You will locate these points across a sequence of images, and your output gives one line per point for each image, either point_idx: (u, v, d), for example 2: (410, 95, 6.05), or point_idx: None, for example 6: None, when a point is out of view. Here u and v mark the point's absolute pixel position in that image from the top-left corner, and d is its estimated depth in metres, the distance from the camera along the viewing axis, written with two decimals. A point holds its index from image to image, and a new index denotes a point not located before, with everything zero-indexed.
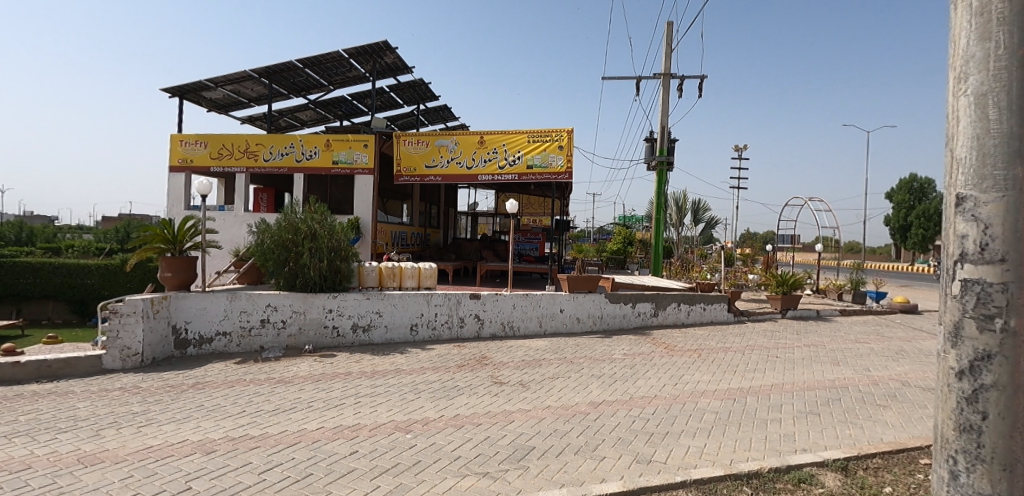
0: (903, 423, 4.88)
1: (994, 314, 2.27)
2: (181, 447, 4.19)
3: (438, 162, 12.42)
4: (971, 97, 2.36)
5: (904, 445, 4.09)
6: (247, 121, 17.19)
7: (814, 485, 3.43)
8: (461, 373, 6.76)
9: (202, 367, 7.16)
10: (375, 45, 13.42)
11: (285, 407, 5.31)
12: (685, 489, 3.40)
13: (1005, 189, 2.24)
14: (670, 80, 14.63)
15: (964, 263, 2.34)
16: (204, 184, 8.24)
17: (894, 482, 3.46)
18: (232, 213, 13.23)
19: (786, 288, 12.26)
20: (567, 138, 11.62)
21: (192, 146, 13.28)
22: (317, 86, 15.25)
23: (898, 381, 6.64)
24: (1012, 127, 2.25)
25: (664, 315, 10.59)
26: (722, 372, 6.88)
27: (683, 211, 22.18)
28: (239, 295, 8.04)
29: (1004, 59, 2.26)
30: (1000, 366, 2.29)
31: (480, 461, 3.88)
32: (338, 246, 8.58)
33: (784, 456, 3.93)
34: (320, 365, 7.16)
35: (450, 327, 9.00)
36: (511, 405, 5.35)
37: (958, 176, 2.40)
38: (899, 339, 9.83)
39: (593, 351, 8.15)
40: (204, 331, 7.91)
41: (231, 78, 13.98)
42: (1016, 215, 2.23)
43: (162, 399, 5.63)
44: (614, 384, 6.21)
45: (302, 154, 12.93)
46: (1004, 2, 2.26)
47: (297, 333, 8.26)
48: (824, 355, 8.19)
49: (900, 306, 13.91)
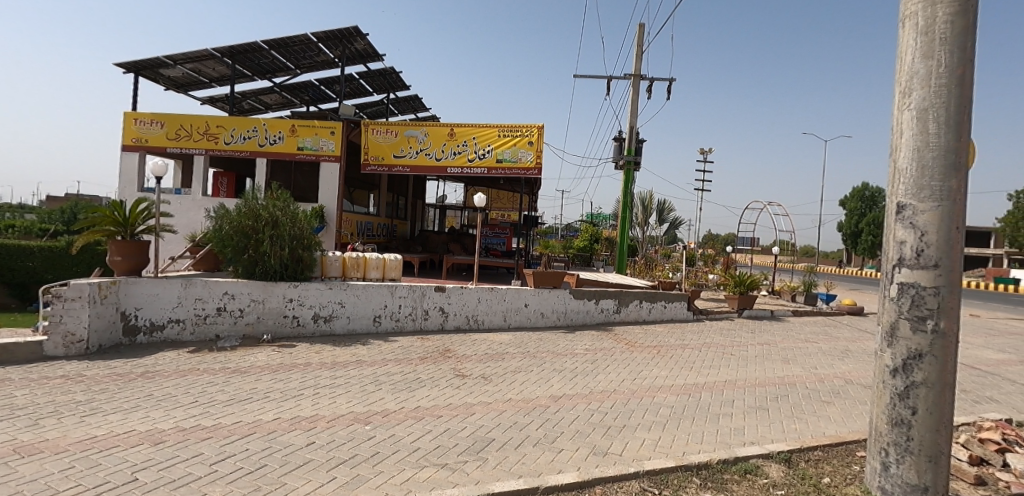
0: (843, 418, 5.14)
1: (926, 316, 2.49)
2: (127, 437, 4.04)
3: (407, 153, 12.26)
4: (914, 112, 2.57)
5: (844, 438, 4.31)
6: (208, 102, 16.58)
7: (758, 476, 3.58)
8: (424, 365, 6.72)
9: (153, 355, 6.89)
10: (346, 30, 13.15)
11: (241, 397, 5.17)
12: (637, 480, 3.49)
13: (940, 199, 2.47)
14: (640, 81, 14.89)
15: (902, 268, 2.56)
16: (158, 165, 7.90)
17: (832, 473, 3.64)
18: (189, 197, 12.78)
19: (743, 288, 12.70)
20: (538, 134, 11.63)
21: (146, 125, 12.70)
22: (283, 69, 14.82)
23: (842, 378, 6.97)
24: (947, 142, 2.48)
25: (626, 312, 10.80)
26: (679, 368, 7.08)
27: (649, 211, 22.41)
28: (194, 282, 7.80)
29: (944, 77, 2.49)
30: (929, 364, 2.50)
31: (439, 453, 3.88)
32: (300, 234, 8.38)
33: (732, 448, 4.09)
34: (279, 356, 7.01)
35: (414, 319, 8.93)
36: (472, 398, 5.37)
37: (900, 185, 2.60)
38: (845, 340, 10.32)
39: (555, 346, 8.22)
40: (155, 318, 7.62)
41: (191, 56, 13.41)
42: (947, 225, 2.46)
43: (109, 388, 5.41)
44: (574, 378, 6.31)
45: (265, 138, 12.55)
46: (946, 24, 2.48)
47: (255, 322, 8.07)
48: (776, 354, 8.51)
49: (848, 308, 14.48)
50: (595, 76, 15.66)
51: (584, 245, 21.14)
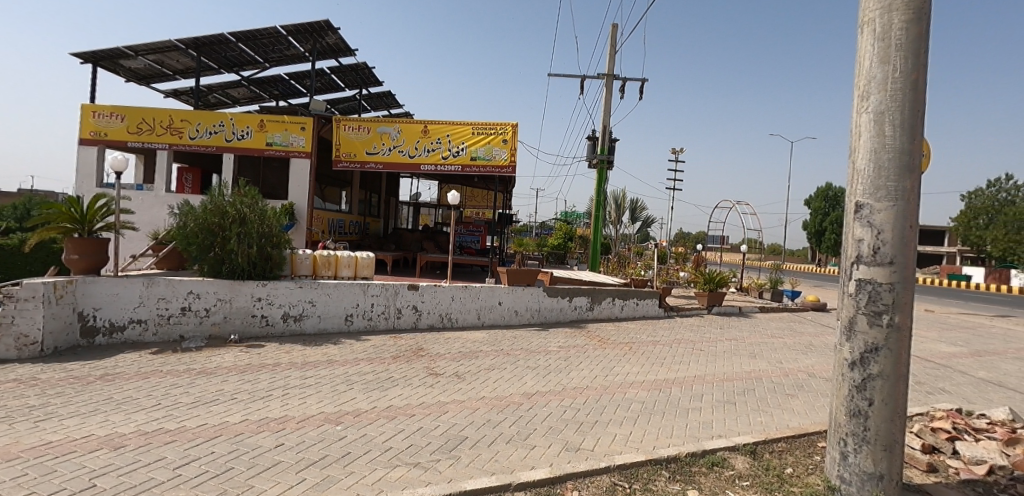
0: (806, 411, 5.32)
1: (882, 311, 2.60)
2: (84, 442, 3.89)
3: (380, 150, 12.11)
4: (871, 115, 2.67)
5: (806, 430, 4.46)
6: (171, 95, 16.05)
7: (725, 468, 3.67)
8: (396, 364, 6.66)
9: (113, 357, 6.64)
10: (317, 24, 12.89)
11: (206, 399, 5.03)
12: (608, 474, 3.54)
13: (895, 199, 2.58)
14: (613, 81, 15.04)
15: (860, 265, 2.66)
16: (118, 159, 7.60)
17: (795, 464, 3.76)
18: (151, 193, 12.34)
19: (712, 285, 12.98)
20: (512, 132, 11.64)
21: (105, 118, 12.21)
22: (251, 62, 14.44)
23: (805, 372, 7.20)
24: (901, 145, 2.59)
25: (599, 309, 10.92)
26: (651, 364, 7.20)
27: (622, 209, 22.68)
28: (157, 281, 7.54)
29: (900, 82, 2.60)
30: (884, 357, 2.61)
31: (411, 452, 3.86)
32: (269, 232, 8.19)
33: (700, 442, 4.19)
34: (246, 356, 6.84)
35: (387, 318, 8.84)
36: (445, 396, 5.35)
37: (857, 186, 2.70)
38: (808, 335, 10.66)
39: (529, 343, 8.26)
40: (115, 319, 7.34)
41: (154, 47, 12.96)
42: (901, 223, 2.57)
43: (65, 391, 5.19)
44: (548, 375, 6.35)
45: (232, 133, 12.21)
46: (901, 31, 2.59)
47: (221, 322, 7.85)
48: (743, 349, 8.73)
49: (812, 304, 14.95)
50: (569, 75, 15.77)
51: (559, 243, 21.25)
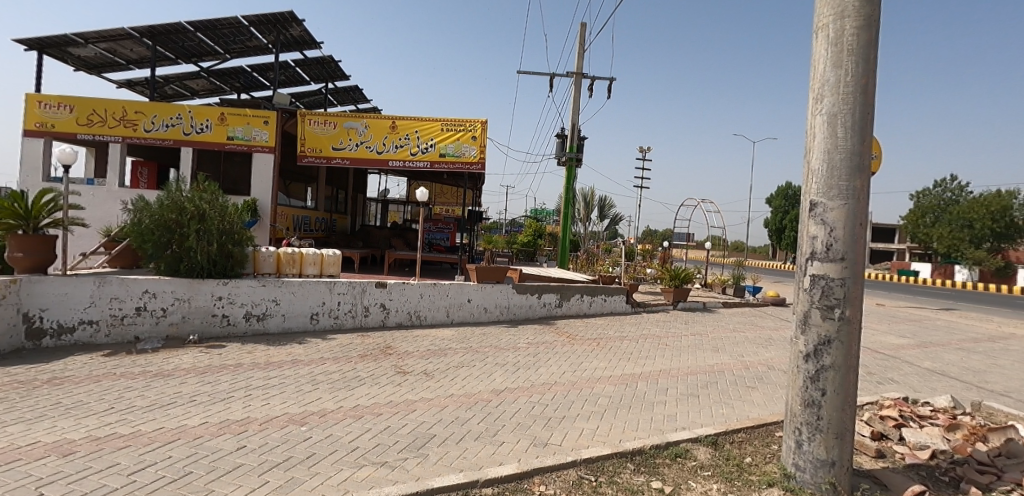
0: (765, 402, 5.52)
1: (834, 305, 2.72)
2: (31, 450, 3.70)
3: (346, 145, 11.89)
4: (825, 117, 2.78)
5: (764, 420, 4.62)
6: (125, 86, 15.36)
7: (687, 459, 3.77)
8: (363, 363, 6.58)
9: (62, 360, 6.33)
10: (280, 15, 12.53)
11: (163, 402, 4.86)
12: (575, 468, 3.59)
13: (847, 198, 2.70)
14: (582, 80, 15.17)
15: (814, 261, 2.77)
16: (67, 152, 7.23)
17: (753, 453, 3.89)
18: (103, 188, 11.78)
19: (678, 281, 13.30)
20: (481, 129, 11.60)
21: (52, 108, 11.58)
22: (211, 53, 13.94)
23: (765, 365, 7.47)
24: (852, 146, 2.71)
25: (568, 306, 11.03)
26: (618, 359, 7.33)
27: (591, 207, 22.94)
28: (109, 280, 7.22)
29: (851, 86, 2.71)
30: (836, 349, 2.73)
31: (378, 451, 3.81)
32: (230, 229, 7.95)
33: (665, 434, 4.29)
34: (207, 357, 6.62)
35: (354, 316, 8.70)
36: (413, 395, 5.32)
37: (811, 185, 2.80)
38: (769, 329, 11.04)
39: (498, 340, 8.27)
40: (64, 320, 7.00)
41: (105, 35, 12.35)
42: (851, 221, 2.70)
43: (9, 397, 4.91)
44: (517, 372, 6.39)
45: (191, 126, 11.77)
46: (853, 36, 2.71)
47: (180, 322, 7.58)
48: (707, 343, 8.98)
49: (772, 300, 15.46)
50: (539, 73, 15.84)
51: (528, 240, 21.31)
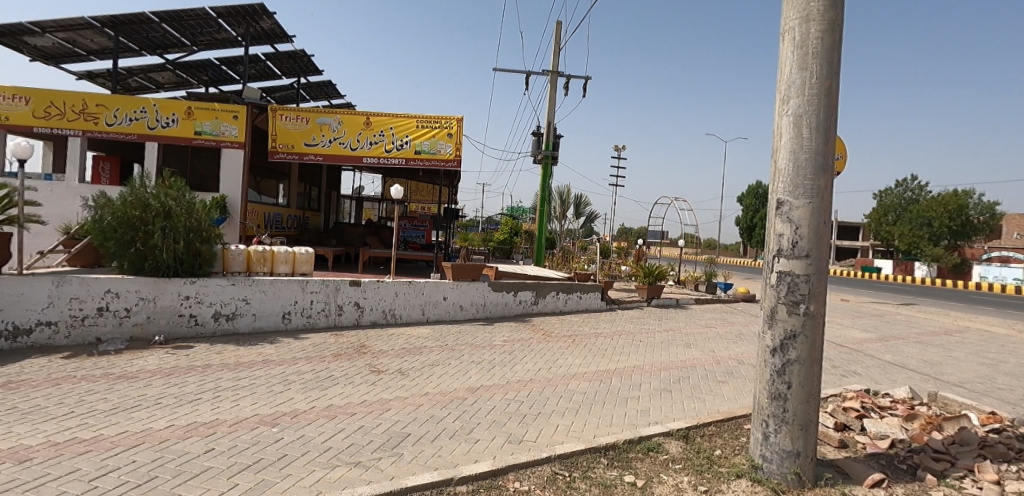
0: (735, 396, 5.65)
1: (799, 301, 2.80)
2: None
3: (319, 141, 11.69)
4: (790, 118, 2.86)
5: (733, 414, 4.74)
6: (85, 77, 14.77)
7: (659, 453, 3.84)
8: (337, 362, 6.49)
9: (17, 363, 6.06)
10: (250, 7, 12.22)
11: (127, 405, 4.70)
12: (549, 464, 3.61)
13: (811, 197, 2.78)
14: (557, 78, 15.24)
15: (781, 258, 2.85)
16: (22, 146, 6.92)
17: (723, 446, 3.99)
18: (62, 183, 11.31)
19: (651, 278, 13.53)
20: (457, 126, 11.53)
21: (6, 100, 11.06)
22: (177, 45, 13.52)
23: (735, 360, 7.65)
24: (817, 146, 2.79)
25: (543, 303, 11.07)
26: (593, 356, 7.41)
27: (567, 205, 23.09)
28: (68, 280, 6.94)
29: (815, 88, 2.80)
30: (801, 343, 2.82)
31: (352, 451, 3.77)
32: (197, 227, 7.74)
33: (637, 429, 4.36)
34: (173, 358, 6.43)
35: (327, 315, 8.57)
36: (387, 394, 5.27)
37: (778, 184, 2.88)
38: (739, 324, 11.31)
39: (474, 338, 8.27)
40: (20, 321, 6.70)
41: (64, 24, 11.86)
42: (816, 219, 2.78)
43: None
44: (492, 369, 6.39)
45: (156, 120, 11.40)
46: (817, 40, 2.79)
47: (145, 322, 7.34)
48: (680, 339, 9.15)
49: (743, 296, 15.78)
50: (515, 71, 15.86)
51: (505, 238, 21.32)
